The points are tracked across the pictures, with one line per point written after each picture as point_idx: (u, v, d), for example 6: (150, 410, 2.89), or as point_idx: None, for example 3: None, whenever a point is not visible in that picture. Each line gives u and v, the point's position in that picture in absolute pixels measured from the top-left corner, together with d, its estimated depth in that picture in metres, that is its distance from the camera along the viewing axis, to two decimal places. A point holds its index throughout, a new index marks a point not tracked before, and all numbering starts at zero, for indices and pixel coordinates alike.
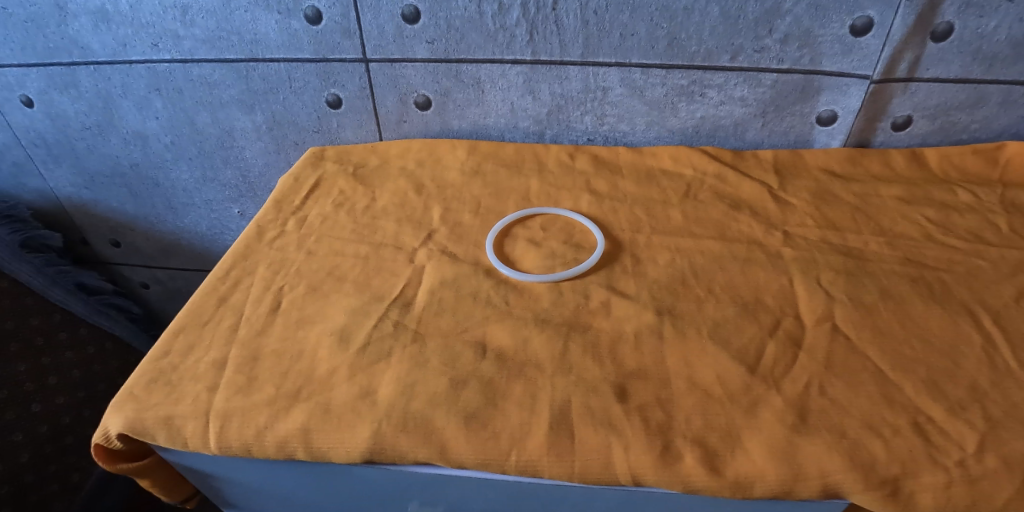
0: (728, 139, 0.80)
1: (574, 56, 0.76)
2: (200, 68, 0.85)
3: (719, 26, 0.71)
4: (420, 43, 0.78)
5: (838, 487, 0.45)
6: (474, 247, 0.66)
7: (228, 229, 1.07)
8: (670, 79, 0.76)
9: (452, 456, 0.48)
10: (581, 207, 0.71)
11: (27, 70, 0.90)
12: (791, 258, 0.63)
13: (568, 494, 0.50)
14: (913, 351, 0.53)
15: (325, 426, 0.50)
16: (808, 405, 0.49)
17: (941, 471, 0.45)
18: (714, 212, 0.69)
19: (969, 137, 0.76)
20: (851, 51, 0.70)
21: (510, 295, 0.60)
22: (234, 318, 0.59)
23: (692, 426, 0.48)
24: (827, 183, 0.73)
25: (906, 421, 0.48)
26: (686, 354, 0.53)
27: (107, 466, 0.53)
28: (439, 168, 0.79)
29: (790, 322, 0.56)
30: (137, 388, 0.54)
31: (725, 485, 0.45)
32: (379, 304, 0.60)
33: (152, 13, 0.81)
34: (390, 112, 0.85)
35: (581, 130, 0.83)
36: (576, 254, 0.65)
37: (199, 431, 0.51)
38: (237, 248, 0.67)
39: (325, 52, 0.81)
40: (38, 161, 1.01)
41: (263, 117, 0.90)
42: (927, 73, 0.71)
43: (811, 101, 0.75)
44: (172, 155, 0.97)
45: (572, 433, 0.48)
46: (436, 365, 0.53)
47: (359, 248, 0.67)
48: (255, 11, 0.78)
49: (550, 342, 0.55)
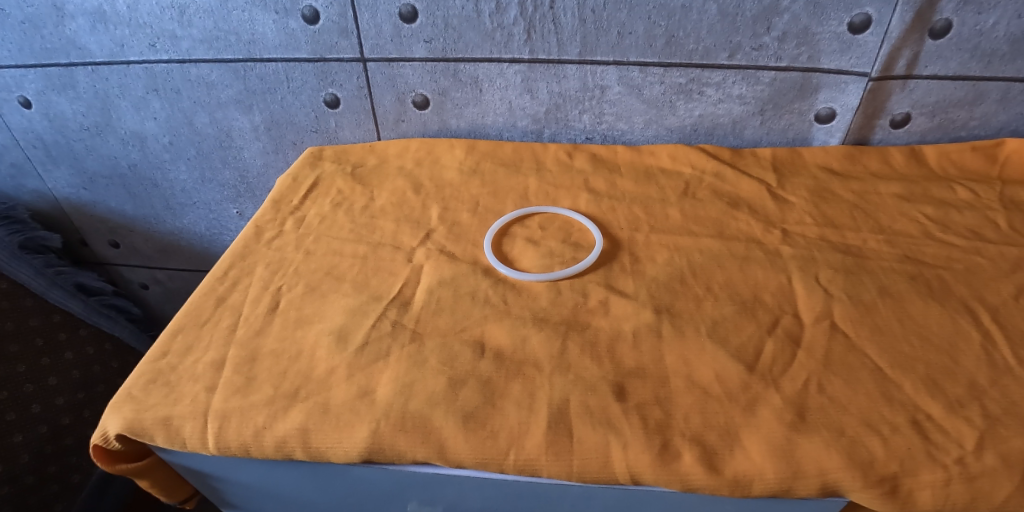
0: (726, 137, 0.80)
1: (572, 55, 0.76)
2: (198, 68, 0.85)
3: (718, 23, 0.71)
4: (418, 42, 0.77)
5: (838, 485, 0.45)
6: (473, 246, 0.66)
7: (228, 229, 1.07)
8: (669, 77, 0.76)
9: (452, 455, 0.48)
10: (579, 205, 0.71)
11: (25, 71, 0.90)
12: (790, 256, 0.63)
13: (567, 494, 0.50)
14: (912, 349, 0.53)
15: (324, 426, 0.50)
16: (806, 403, 0.49)
17: (939, 469, 0.45)
18: (713, 211, 0.69)
19: (968, 134, 0.76)
20: (849, 48, 0.70)
21: (508, 294, 0.60)
22: (232, 319, 0.59)
23: (691, 425, 0.48)
24: (826, 182, 0.72)
25: (905, 419, 0.48)
26: (685, 353, 0.53)
27: (106, 466, 0.53)
28: (438, 168, 0.78)
29: (789, 320, 0.56)
30: (136, 389, 0.54)
31: (724, 483, 0.45)
32: (378, 303, 0.60)
33: (150, 13, 0.81)
34: (388, 112, 0.85)
35: (580, 128, 0.83)
36: (575, 253, 0.65)
37: (197, 431, 0.51)
38: (236, 248, 0.67)
39: (323, 51, 0.80)
40: (37, 162, 1.01)
41: (261, 117, 0.89)
42: (926, 70, 0.71)
43: (809, 99, 0.75)
44: (170, 155, 0.97)
45: (571, 432, 0.48)
46: (434, 364, 0.53)
47: (358, 247, 0.67)
48: (253, 10, 0.78)
49: (548, 342, 0.55)
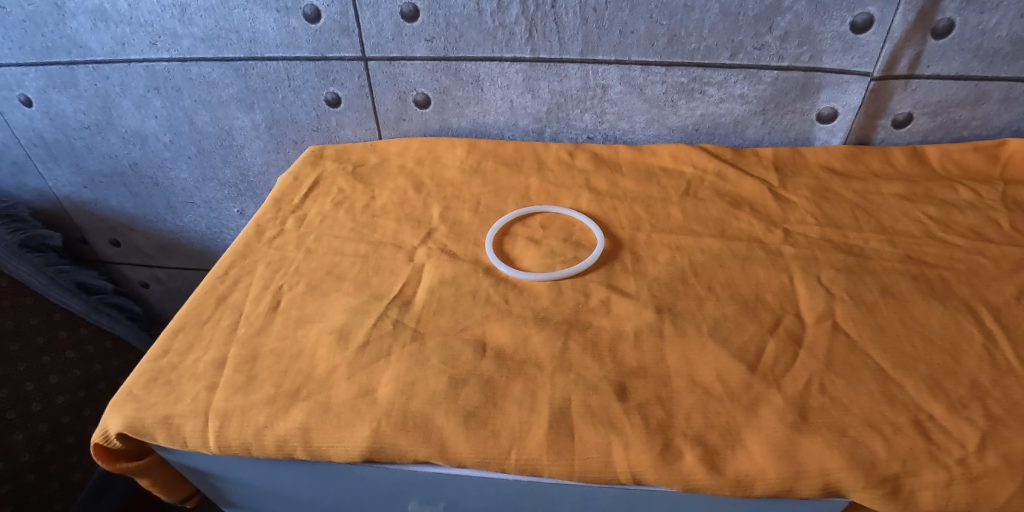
0: (728, 136, 0.80)
1: (573, 54, 0.76)
2: (199, 66, 0.85)
3: (720, 23, 0.71)
4: (419, 40, 0.77)
5: (839, 485, 0.45)
6: (474, 245, 0.66)
7: (228, 228, 1.07)
8: (670, 77, 0.76)
9: (452, 454, 0.48)
10: (581, 204, 0.71)
11: (26, 69, 0.89)
12: (792, 256, 0.63)
13: (568, 493, 0.50)
14: (914, 349, 0.53)
15: (325, 426, 0.50)
16: (808, 403, 0.49)
17: (942, 469, 0.45)
18: (714, 210, 0.69)
19: (970, 133, 0.76)
20: (851, 47, 0.70)
21: (509, 293, 0.60)
22: (233, 318, 0.59)
23: (692, 424, 0.48)
24: (828, 181, 0.72)
25: (907, 419, 0.47)
26: (687, 353, 0.53)
27: (107, 466, 0.53)
28: (439, 167, 0.78)
29: (791, 320, 0.56)
30: (136, 388, 0.54)
31: (726, 483, 0.45)
32: (379, 303, 0.60)
33: (150, 11, 0.81)
34: (389, 110, 0.85)
35: (581, 128, 0.83)
36: (576, 253, 0.65)
37: (198, 430, 0.51)
38: (237, 247, 0.67)
39: (325, 50, 0.80)
40: (37, 160, 1.01)
41: (262, 116, 0.89)
42: (929, 70, 0.71)
43: (811, 99, 0.75)
44: (171, 154, 0.97)
45: (572, 432, 0.48)
46: (435, 364, 0.53)
47: (359, 246, 0.67)
48: (254, 9, 0.78)
49: (550, 341, 0.55)
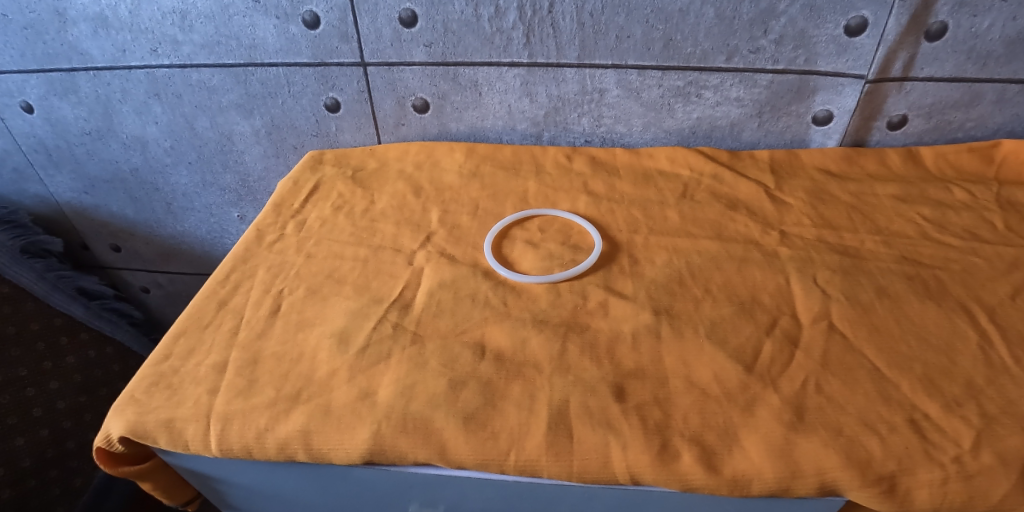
0: (724, 139, 0.81)
1: (571, 58, 0.76)
2: (199, 73, 0.86)
3: (715, 27, 0.71)
4: (417, 46, 0.78)
5: (835, 484, 0.45)
6: (472, 249, 0.67)
7: (229, 232, 1.08)
8: (666, 80, 0.76)
9: (452, 456, 0.48)
10: (578, 208, 0.72)
11: (27, 76, 0.90)
12: (788, 258, 0.63)
13: (566, 494, 0.50)
14: (910, 349, 0.53)
15: (326, 428, 0.50)
16: (804, 403, 0.49)
17: (936, 468, 0.45)
18: (710, 212, 0.70)
19: (964, 135, 0.77)
20: (845, 51, 0.71)
21: (508, 296, 0.61)
22: (233, 322, 0.60)
23: (690, 425, 0.48)
24: (824, 183, 0.73)
25: (903, 418, 0.48)
26: (684, 354, 0.54)
27: (109, 469, 0.54)
28: (437, 171, 0.79)
29: (787, 321, 0.56)
30: (138, 392, 0.54)
31: (723, 483, 0.46)
32: (378, 306, 0.60)
33: (151, 18, 0.81)
34: (388, 115, 0.86)
35: (578, 131, 0.83)
36: (574, 255, 0.65)
37: (199, 433, 0.51)
38: (237, 252, 0.68)
39: (323, 56, 0.81)
40: (38, 167, 1.01)
41: (262, 121, 0.90)
42: (922, 72, 0.72)
43: (806, 101, 0.75)
44: (171, 159, 0.98)
45: (571, 433, 0.48)
46: (435, 366, 0.54)
47: (358, 250, 0.67)
48: (254, 16, 0.79)
49: (548, 343, 0.55)
